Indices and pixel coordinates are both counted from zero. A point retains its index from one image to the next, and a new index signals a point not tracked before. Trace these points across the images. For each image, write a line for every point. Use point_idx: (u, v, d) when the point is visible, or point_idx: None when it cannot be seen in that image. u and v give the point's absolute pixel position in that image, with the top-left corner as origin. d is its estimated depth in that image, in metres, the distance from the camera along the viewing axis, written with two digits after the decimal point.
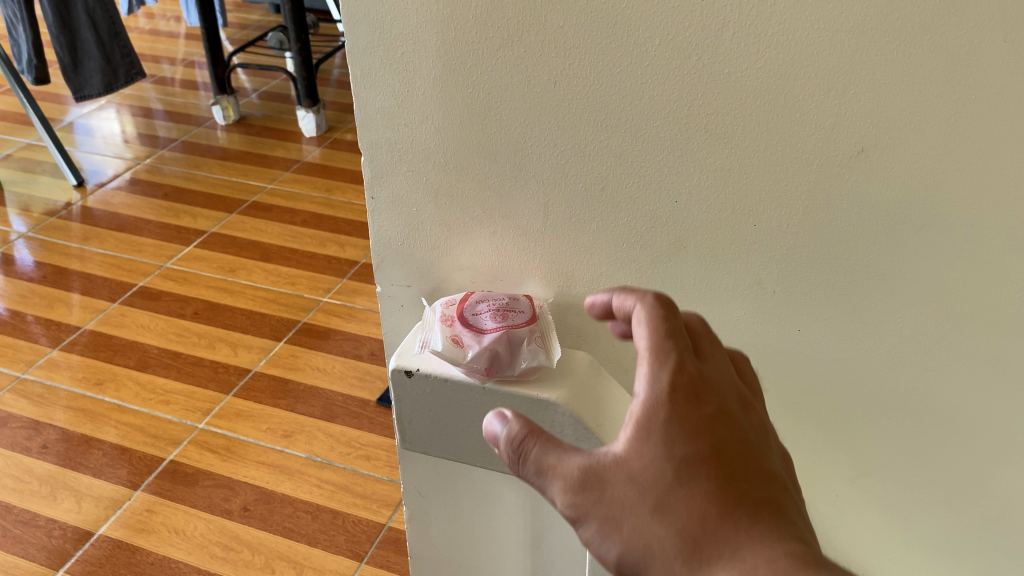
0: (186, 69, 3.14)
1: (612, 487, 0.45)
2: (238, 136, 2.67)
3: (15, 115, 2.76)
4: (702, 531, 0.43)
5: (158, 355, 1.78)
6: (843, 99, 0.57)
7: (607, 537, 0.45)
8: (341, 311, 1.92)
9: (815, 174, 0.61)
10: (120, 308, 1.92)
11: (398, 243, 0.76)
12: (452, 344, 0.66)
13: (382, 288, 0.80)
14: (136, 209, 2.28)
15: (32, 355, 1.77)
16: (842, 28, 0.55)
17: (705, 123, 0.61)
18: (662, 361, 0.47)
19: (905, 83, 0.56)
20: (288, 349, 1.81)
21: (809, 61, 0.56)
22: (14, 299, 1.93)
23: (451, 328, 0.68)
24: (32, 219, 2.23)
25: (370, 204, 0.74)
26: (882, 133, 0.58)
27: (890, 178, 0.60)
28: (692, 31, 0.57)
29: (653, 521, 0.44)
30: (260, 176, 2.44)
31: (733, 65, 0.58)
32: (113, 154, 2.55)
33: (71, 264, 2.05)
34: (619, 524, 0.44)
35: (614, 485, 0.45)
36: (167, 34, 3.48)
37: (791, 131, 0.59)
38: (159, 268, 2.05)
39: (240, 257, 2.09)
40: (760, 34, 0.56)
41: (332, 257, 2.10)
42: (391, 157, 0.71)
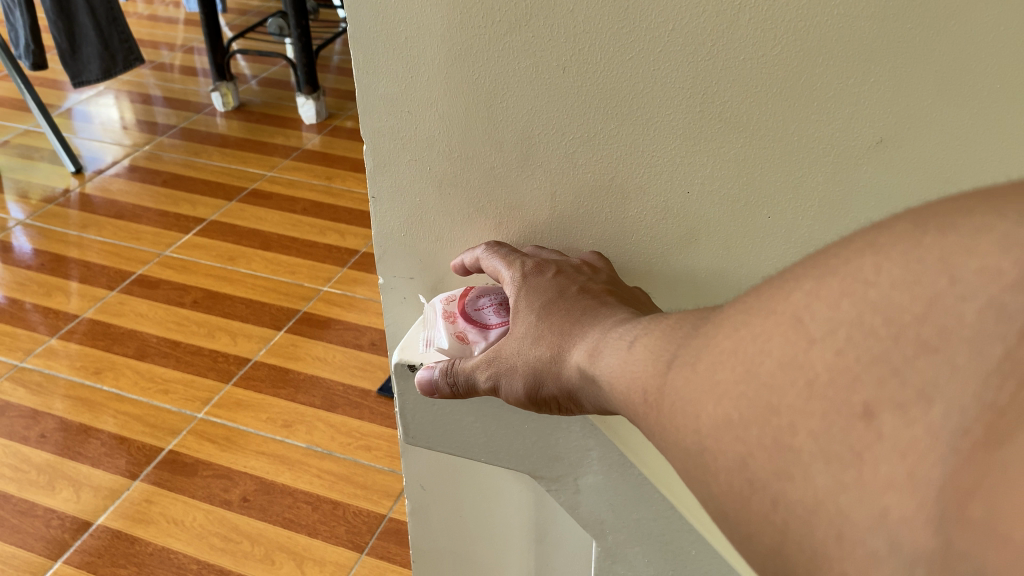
0: (185, 55, 3.12)
1: (504, 348, 0.57)
2: (238, 123, 2.64)
3: (13, 101, 2.73)
4: (557, 328, 0.53)
5: (157, 343, 1.77)
6: (864, 87, 0.56)
7: (515, 385, 0.56)
8: (341, 300, 1.90)
9: (832, 166, 0.59)
10: (119, 296, 1.90)
11: (401, 233, 0.74)
12: (456, 341, 0.64)
13: (384, 280, 0.78)
14: (135, 196, 2.26)
15: (30, 344, 1.76)
16: (864, 13, 0.53)
17: (718, 111, 0.59)
18: (513, 267, 0.63)
19: (927, 72, 0.54)
20: (288, 338, 1.79)
21: (830, 47, 0.55)
22: (12, 286, 1.92)
23: (454, 325, 0.66)
24: (30, 205, 2.21)
25: (373, 193, 0.73)
26: (903, 124, 0.56)
27: (909, 169, 0.58)
28: (707, 17, 0.55)
29: (528, 348, 0.55)
30: (260, 163, 2.42)
31: (749, 52, 0.56)
32: (111, 140, 2.53)
33: (70, 252, 2.03)
34: (513, 367, 0.56)
35: (507, 349, 0.57)
36: (166, 19, 3.44)
37: (809, 120, 0.58)
38: (158, 256, 2.03)
39: (239, 246, 2.07)
40: (778, 20, 0.54)
41: (332, 246, 2.08)
42: (393, 145, 0.69)
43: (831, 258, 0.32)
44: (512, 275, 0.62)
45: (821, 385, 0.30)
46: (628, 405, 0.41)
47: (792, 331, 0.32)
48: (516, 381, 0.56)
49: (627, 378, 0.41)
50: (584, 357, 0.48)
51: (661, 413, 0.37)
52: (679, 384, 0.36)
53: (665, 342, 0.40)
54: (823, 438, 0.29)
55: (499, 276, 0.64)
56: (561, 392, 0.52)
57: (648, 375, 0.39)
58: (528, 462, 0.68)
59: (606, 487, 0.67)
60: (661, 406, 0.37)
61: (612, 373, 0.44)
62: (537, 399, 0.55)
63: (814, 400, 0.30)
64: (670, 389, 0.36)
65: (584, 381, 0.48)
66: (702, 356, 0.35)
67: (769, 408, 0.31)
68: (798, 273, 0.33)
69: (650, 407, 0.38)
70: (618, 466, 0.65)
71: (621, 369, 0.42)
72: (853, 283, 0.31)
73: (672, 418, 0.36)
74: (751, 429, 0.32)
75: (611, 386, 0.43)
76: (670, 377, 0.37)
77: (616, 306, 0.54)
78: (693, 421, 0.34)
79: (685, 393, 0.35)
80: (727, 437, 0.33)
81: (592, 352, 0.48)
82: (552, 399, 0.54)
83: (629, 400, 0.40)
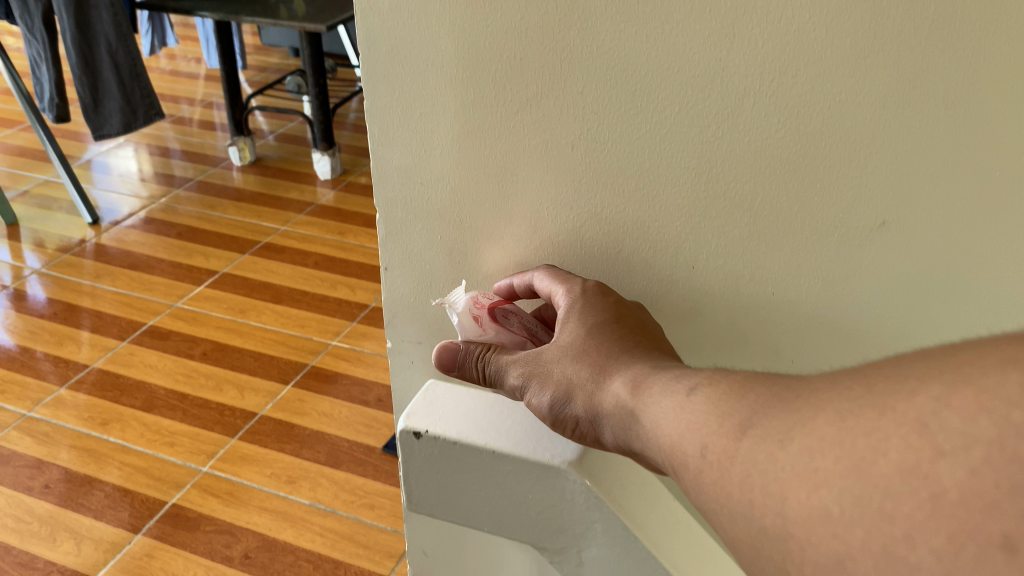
0: (204, 110, 3.18)
1: (546, 354, 0.58)
2: (254, 177, 2.69)
3: (34, 152, 2.79)
4: (607, 356, 0.54)
5: (165, 396, 1.77)
6: (864, 171, 0.57)
7: (541, 393, 0.57)
8: (349, 355, 1.91)
9: (835, 246, 0.60)
10: (129, 347, 1.91)
11: (410, 299, 0.76)
12: (472, 317, 0.65)
13: (393, 343, 0.79)
14: (149, 246, 2.29)
15: (39, 393, 1.76)
16: (864, 101, 0.54)
17: (723, 192, 0.60)
18: (570, 283, 0.63)
19: (926, 158, 0.55)
20: (295, 393, 1.79)
21: (832, 134, 0.56)
22: (24, 335, 1.93)
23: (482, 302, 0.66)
24: (46, 254, 2.24)
25: (384, 260, 0.74)
26: (905, 208, 0.57)
27: (912, 251, 0.59)
28: (711, 101, 0.57)
29: (572, 365, 0.56)
30: (274, 217, 2.45)
31: (752, 136, 0.57)
32: (128, 192, 2.57)
33: (83, 301, 2.06)
34: (547, 376, 0.57)
35: (549, 355, 0.58)
36: (187, 74, 3.53)
37: (811, 203, 0.59)
38: (170, 308, 2.04)
39: (250, 299, 2.08)
40: (780, 105, 0.56)
41: (342, 300, 2.09)
42: (404, 215, 0.71)
43: (965, 363, 0.30)
44: (563, 295, 0.62)
45: (949, 500, 0.28)
46: (675, 459, 0.42)
47: (915, 435, 0.30)
48: (543, 391, 0.57)
49: (681, 430, 0.42)
50: (625, 395, 0.49)
51: (729, 475, 0.37)
52: (764, 460, 0.36)
53: (730, 402, 0.40)
54: (946, 560, 0.27)
55: (551, 294, 0.63)
56: (586, 415, 0.54)
57: (711, 433, 0.40)
58: (531, 534, 0.68)
59: (610, 561, 0.66)
60: (729, 470, 0.37)
61: (661, 418, 0.45)
62: (556, 416, 0.56)
63: (937, 516, 0.28)
64: (742, 457, 0.37)
65: (619, 418, 0.50)
66: (798, 437, 0.35)
67: (881, 514, 0.30)
68: (933, 369, 0.31)
69: (709, 466, 0.39)
70: (619, 543, 0.64)
71: (673, 418, 0.43)
72: (994, 399, 0.28)
73: (742, 482, 0.36)
74: (856, 530, 0.30)
75: (657, 436, 0.44)
76: (742, 447, 0.37)
77: (665, 356, 0.55)
78: (778, 502, 0.34)
79: (766, 469, 0.35)
80: (823, 530, 0.32)
81: (637, 388, 0.49)
82: (574, 420, 0.55)
83: (681, 454, 0.41)
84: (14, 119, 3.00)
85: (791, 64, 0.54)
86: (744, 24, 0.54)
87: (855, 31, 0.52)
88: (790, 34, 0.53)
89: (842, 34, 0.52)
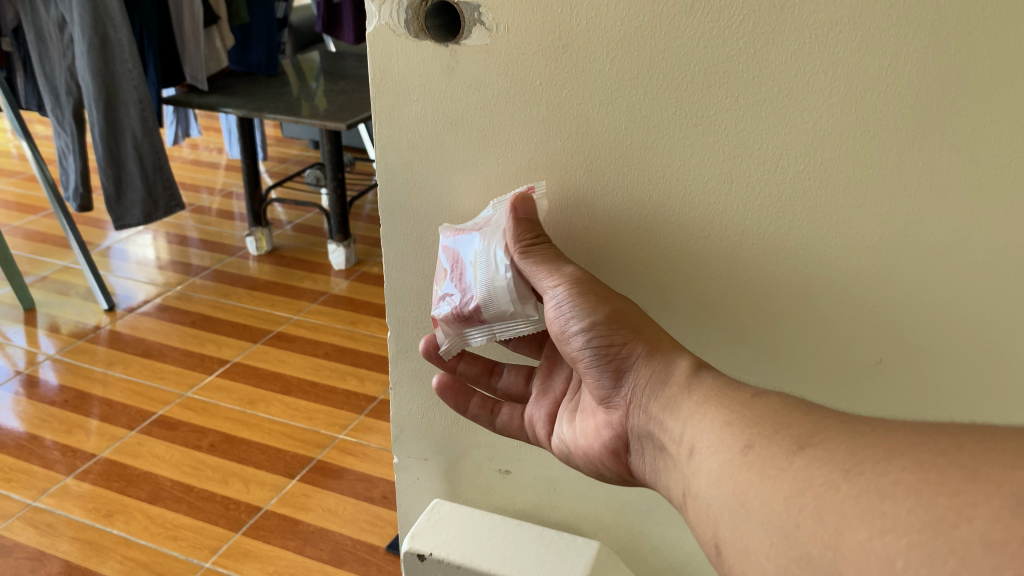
0: (223, 199, 3.26)
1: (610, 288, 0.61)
2: (269, 267, 2.73)
3: (55, 238, 2.85)
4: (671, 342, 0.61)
5: (171, 487, 1.74)
6: (859, 312, 0.60)
7: (594, 304, 0.59)
8: (356, 449, 1.86)
9: (835, 380, 0.63)
10: (138, 436, 1.89)
11: (418, 417, 0.78)
12: None
13: (399, 459, 0.80)
14: (162, 334, 2.31)
15: (44, 482, 1.75)
16: (857, 248, 0.57)
17: (725, 323, 0.64)
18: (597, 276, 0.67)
19: (921, 302, 0.58)
20: (301, 487, 1.74)
21: (827, 277, 0.59)
22: (34, 421, 1.93)
23: None
24: (61, 340, 2.27)
25: (393, 377, 0.77)
26: (900, 349, 0.60)
27: (912, 388, 0.62)
28: (712, 241, 0.61)
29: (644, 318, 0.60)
30: (287, 306, 2.48)
31: (751, 274, 0.61)
32: (144, 279, 2.61)
33: (93, 388, 2.06)
34: (610, 296, 0.59)
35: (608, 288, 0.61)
36: (208, 164, 3.62)
37: (809, 338, 0.62)
38: (180, 397, 2.04)
39: (259, 389, 2.07)
40: (777, 248, 0.60)
41: (351, 391, 2.07)
42: (417, 334, 0.74)
43: None
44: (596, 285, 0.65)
45: None
46: (711, 447, 0.49)
47: None
48: (601, 305, 0.59)
49: (723, 428, 0.49)
50: (684, 365, 0.56)
51: (770, 479, 0.44)
52: (827, 490, 0.40)
53: (784, 419, 0.47)
54: None
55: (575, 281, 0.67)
56: (636, 351, 0.58)
57: (759, 436, 0.47)
58: None
59: None
60: (783, 477, 0.43)
61: (717, 406, 0.52)
62: (601, 334, 0.58)
63: None
64: (794, 470, 0.43)
65: (663, 377, 0.56)
66: (868, 476, 0.39)
67: None
68: None
69: (748, 463, 0.46)
70: None
71: (721, 413, 0.51)
72: None
73: (783, 493, 0.43)
74: None
75: (708, 419, 0.51)
76: (797, 462, 0.43)
77: None
78: (837, 531, 0.39)
79: (820, 494, 0.41)
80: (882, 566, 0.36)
81: (696, 368, 0.56)
82: (619, 343, 0.58)
83: (725, 446, 0.49)
84: (37, 205, 3.08)
85: (786, 211, 0.58)
86: (740, 172, 0.58)
87: (845, 184, 0.56)
88: (785, 184, 0.57)
89: (833, 187, 0.56)
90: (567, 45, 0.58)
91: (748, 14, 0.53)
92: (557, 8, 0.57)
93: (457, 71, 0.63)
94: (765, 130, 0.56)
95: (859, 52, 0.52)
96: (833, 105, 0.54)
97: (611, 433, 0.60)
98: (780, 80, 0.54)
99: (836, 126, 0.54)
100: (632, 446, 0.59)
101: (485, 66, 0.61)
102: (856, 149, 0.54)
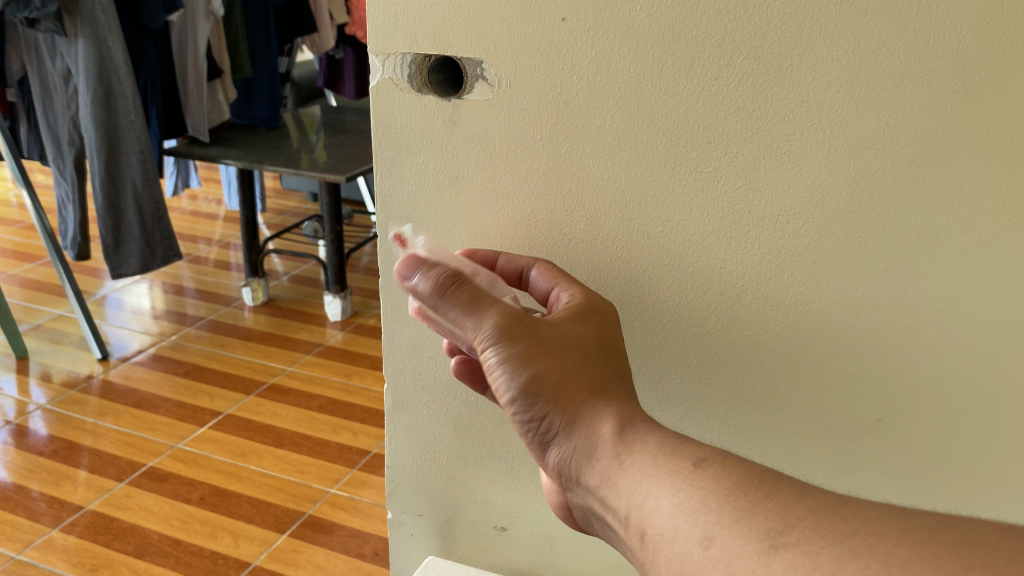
0: (221, 250, 3.26)
1: (543, 329, 0.49)
2: (265, 318, 2.72)
3: (52, 286, 2.84)
4: (615, 378, 0.49)
5: (159, 542, 1.70)
6: (860, 368, 0.59)
7: (523, 365, 0.47)
8: (347, 504, 1.82)
9: (835, 438, 0.62)
10: (126, 488, 1.86)
11: (413, 471, 0.77)
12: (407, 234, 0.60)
13: (393, 514, 0.79)
14: (155, 384, 2.29)
15: (29, 535, 1.71)
16: (858, 303, 0.57)
17: (724, 379, 0.64)
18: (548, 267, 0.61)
19: (918, 356, 0.58)
20: (290, 543, 1.70)
21: (826, 330, 0.59)
22: (21, 472, 1.90)
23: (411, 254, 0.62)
24: (52, 389, 2.24)
25: (389, 430, 0.76)
26: (900, 407, 0.60)
27: (913, 447, 0.61)
28: (711, 295, 0.61)
29: (576, 366, 0.48)
30: (282, 357, 2.47)
31: (751, 328, 0.61)
32: (139, 328, 2.60)
33: (83, 439, 2.03)
34: (540, 357, 0.48)
35: (546, 333, 0.49)
36: (207, 215, 3.64)
37: (810, 395, 0.62)
38: (171, 448, 2.01)
39: (252, 441, 2.04)
40: (779, 303, 0.59)
41: (344, 445, 2.04)
42: (413, 385, 0.74)
43: None
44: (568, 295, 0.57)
45: None
46: (668, 538, 0.39)
47: None
48: (519, 359, 0.47)
49: (672, 510, 0.39)
50: (607, 430, 0.45)
51: None
52: None
53: (748, 498, 0.38)
54: None
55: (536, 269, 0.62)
56: (555, 433, 0.47)
57: (717, 524, 0.38)
58: None
59: None
60: None
61: (660, 480, 0.41)
62: (521, 392, 0.47)
63: None
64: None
65: (587, 450, 0.45)
66: None
67: None
68: None
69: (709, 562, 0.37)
70: None
71: (669, 494, 0.40)
72: None
73: None
74: None
75: (643, 507, 0.41)
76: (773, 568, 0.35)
77: None
78: None
79: None
80: None
81: (620, 434, 0.45)
82: (538, 416, 0.47)
83: (680, 533, 0.39)
84: (35, 254, 3.08)
85: (785, 267, 0.58)
86: (740, 227, 0.58)
87: (844, 239, 0.56)
88: (783, 240, 0.57)
89: (834, 241, 0.56)
90: (568, 101, 0.59)
91: (747, 73, 0.54)
92: (557, 64, 0.58)
93: (458, 125, 0.63)
94: (765, 189, 0.56)
95: (855, 111, 0.52)
96: (831, 164, 0.54)
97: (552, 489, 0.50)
98: (779, 138, 0.55)
99: (835, 180, 0.54)
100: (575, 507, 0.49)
101: (487, 120, 0.62)
102: (853, 207, 0.55)
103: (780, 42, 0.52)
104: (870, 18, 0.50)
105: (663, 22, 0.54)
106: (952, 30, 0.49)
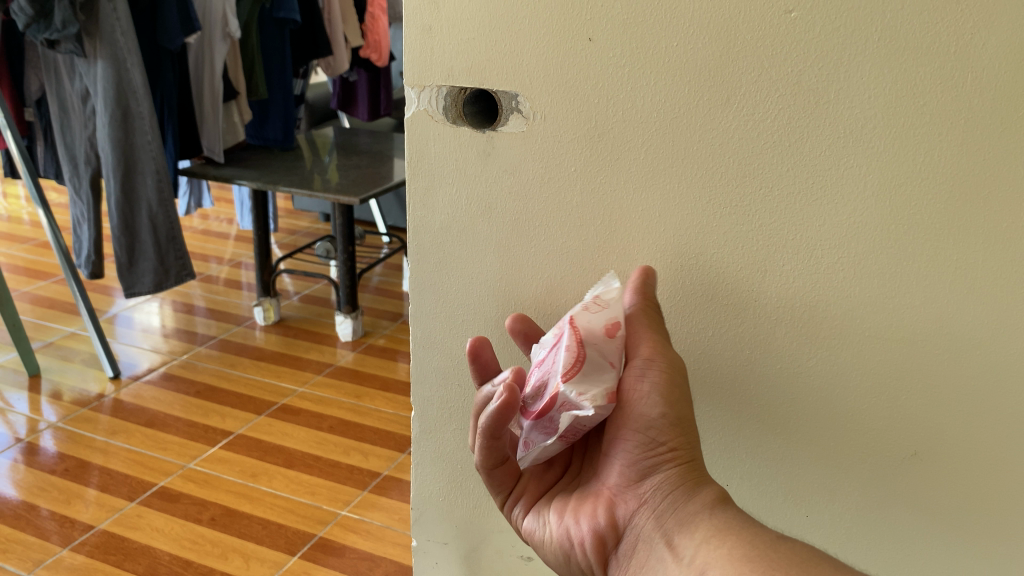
0: (232, 269, 3.28)
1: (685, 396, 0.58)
2: (276, 338, 2.73)
3: (64, 304, 2.85)
4: None
5: (169, 562, 1.69)
6: (896, 402, 0.59)
7: (678, 402, 0.55)
8: (358, 526, 1.82)
9: (869, 472, 0.62)
10: (137, 508, 1.86)
11: (439, 498, 0.77)
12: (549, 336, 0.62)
13: (418, 541, 0.80)
14: (166, 403, 2.30)
15: (40, 554, 1.70)
16: (893, 336, 0.57)
17: (757, 411, 0.64)
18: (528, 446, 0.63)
19: (956, 392, 0.57)
20: (301, 565, 1.70)
21: (861, 363, 0.59)
22: (32, 490, 1.90)
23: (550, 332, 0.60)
24: (63, 407, 2.25)
25: (416, 457, 0.77)
26: (936, 441, 0.59)
27: (948, 484, 0.60)
28: (745, 328, 0.61)
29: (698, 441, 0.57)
30: (292, 377, 2.47)
31: (786, 362, 0.61)
32: (149, 347, 2.61)
33: (94, 457, 2.03)
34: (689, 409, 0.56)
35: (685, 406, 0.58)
36: (219, 234, 3.65)
37: (844, 429, 0.62)
38: (182, 468, 2.01)
39: (262, 462, 2.04)
40: (814, 337, 0.60)
41: (354, 466, 2.04)
42: (440, 413, 0.75)
43: None
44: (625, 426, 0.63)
45: None
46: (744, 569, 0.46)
47: None
48: (677, 401, 0.55)
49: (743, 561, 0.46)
50: (710, 490, 0.53)
51: None
52: None
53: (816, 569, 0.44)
54: None
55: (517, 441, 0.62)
56: (671, 470, 0.54)
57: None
58: None
59: None
60: None
61: (742, 537, 0.48)
62: (662, 425, 0.54)
63: None
64: None
65: (689, 493, 0.53)
66: None
67: None
68: None
69: None
70: None
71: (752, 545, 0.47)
72: None
73: None
74: None
75: (729, 545, 0.48)
76: None
77: None
78: None
79: None
80: None
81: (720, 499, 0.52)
82: (666, 443, 0.54)
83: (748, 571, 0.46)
84: (48, 271, 3.09)
85: (820, 300, 0.58)
86: (775, 260, 0.58)
87: (880, 274, 0.56)
88: (818, 274, 0.58)
89: (870, 276, 0.56)
90: (603, 133, 0.60)
91: (785, 109, 0.54)
92: (593, 98, 0.59)
93: (493, 155, 0.64)
94: (800, 223, 0.57)
95: (893, 149, 0.53)
96: (869, 199, 0.54)
97: (605, 521, 0.55)
98: (816, 172, 0.55)
99: (872, 215, 0.55)
100: (621, 543, 0.55)
101: (521, 151, 0.63)
102: (890, 242, 0.55)
103: (817, 78, 0.53)
104: (908, 56, 0.50)
105: (700, 58, 0.55)
106: (991, 69, 0.49)
